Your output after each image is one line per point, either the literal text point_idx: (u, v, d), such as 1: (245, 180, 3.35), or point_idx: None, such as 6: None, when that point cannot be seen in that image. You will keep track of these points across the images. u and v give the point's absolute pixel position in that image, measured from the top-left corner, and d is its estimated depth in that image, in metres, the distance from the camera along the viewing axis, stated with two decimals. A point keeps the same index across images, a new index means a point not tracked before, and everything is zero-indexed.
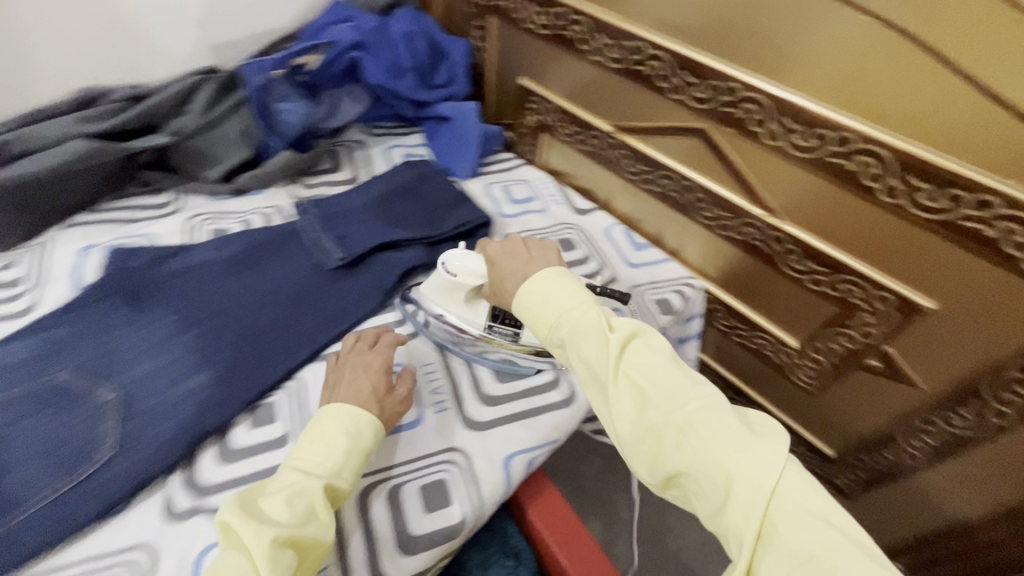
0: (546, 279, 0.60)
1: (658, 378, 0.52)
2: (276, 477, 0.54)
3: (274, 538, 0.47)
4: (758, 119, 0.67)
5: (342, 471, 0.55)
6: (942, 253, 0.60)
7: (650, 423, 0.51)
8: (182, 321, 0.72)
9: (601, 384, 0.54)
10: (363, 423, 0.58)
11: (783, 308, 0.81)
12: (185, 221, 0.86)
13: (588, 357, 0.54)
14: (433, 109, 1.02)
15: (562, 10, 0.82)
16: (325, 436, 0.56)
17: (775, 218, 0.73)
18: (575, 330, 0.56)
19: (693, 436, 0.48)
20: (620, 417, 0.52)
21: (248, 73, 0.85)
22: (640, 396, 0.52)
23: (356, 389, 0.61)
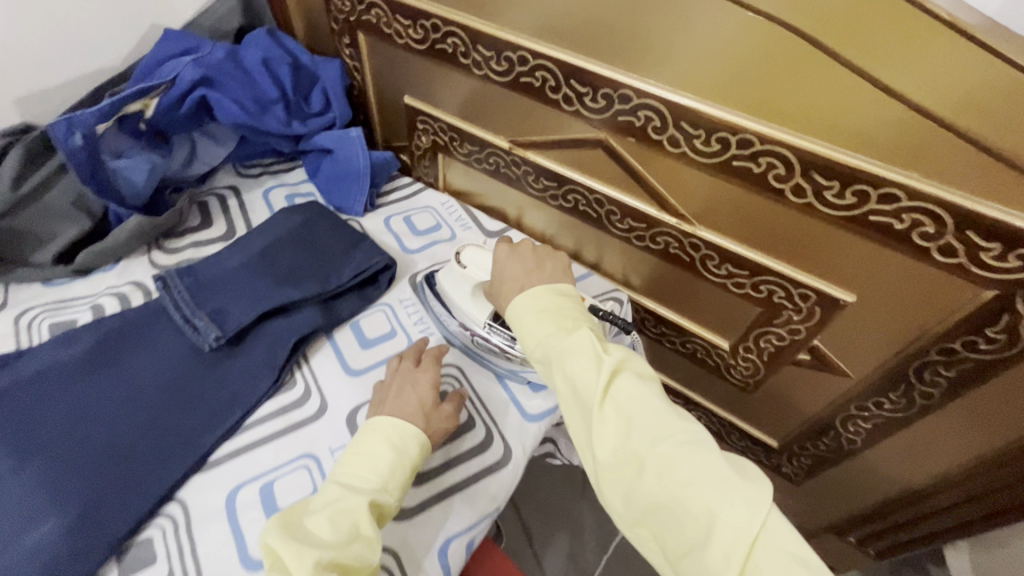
0: (543, 300, 0.63)
1: (644, 408, 0.52)
2: (323, 494, 0.54)
3: (320, 561, 0.47)
4: (659, 126, 0.63)
5: (387, 486, 0.55)
6: (856, 249, 0.58)
7: (632, 451, 0.50)
8: (18, 454, 0.59)
9: (585, 405, 0.54)
10: (409, 438, 0.59)
11: (710, 312, 0.78)
12: (16, 320, 0.71)
13: (573, 378, 0.55)
14: (311, 142, 0.90)
15: (435, 23, 0.73)
16: (371, 453, 0.57)
17: (689, 225, 0.69)
18: (566, 351, 0.57)
19: (674, 469, 0.48)
20: (602, 441, 0.52)
21: (58, 134, 0.68)
22: (626, 422, 0.52)
23: (403, 402, 0.62)
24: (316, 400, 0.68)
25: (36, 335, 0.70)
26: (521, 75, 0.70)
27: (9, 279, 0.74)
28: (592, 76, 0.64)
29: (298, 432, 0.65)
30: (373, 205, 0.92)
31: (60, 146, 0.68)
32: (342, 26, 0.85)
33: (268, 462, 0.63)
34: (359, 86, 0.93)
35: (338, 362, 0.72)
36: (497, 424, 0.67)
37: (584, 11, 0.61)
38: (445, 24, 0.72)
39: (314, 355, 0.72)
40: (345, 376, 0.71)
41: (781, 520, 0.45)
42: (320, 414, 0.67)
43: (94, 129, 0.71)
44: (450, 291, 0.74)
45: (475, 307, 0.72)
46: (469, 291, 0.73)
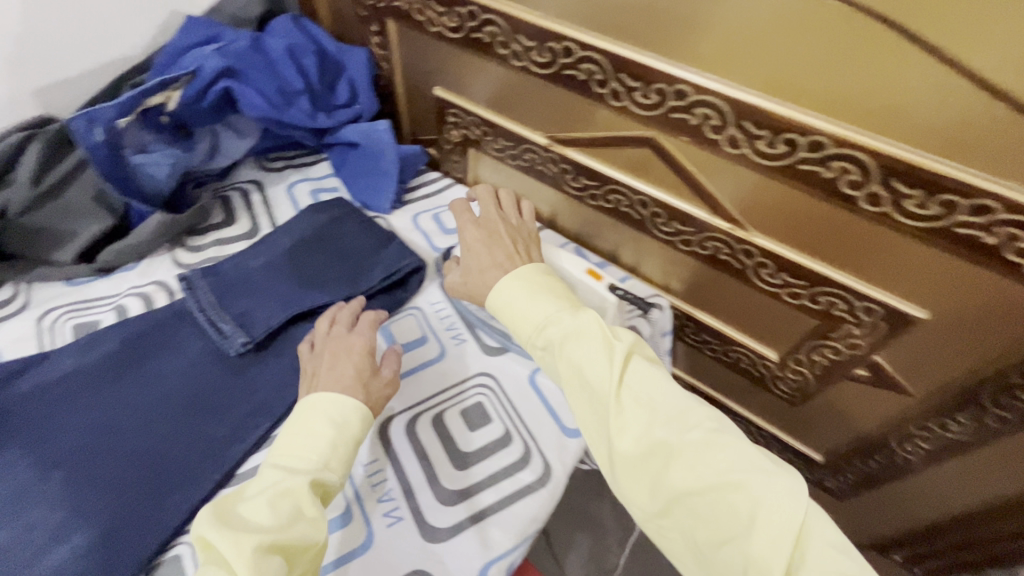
0: (535, 279, 0.64)
1: (660, 393, 0.53)
2: (259, 478, 0.52)
3: (259, 546, 0.45)
4: (717, 125, 0.58)
5: (329, 464, 0.53)
6: (933, 262, 0.54)
7: (659, 440, 0.50)
8: (41, 464, 0.57)
9: (600, 397, 0.53)
10: (348, 411, 0.57)
11: (758, 321, 0.74)
12: (37, 321, 0.69)
13: (585, 369, 0.55)
14: (337, 135, 0.86)
15: (472, 11, 0.69)
16: (310, 432, 0.55)
17: (742, 230, 0.65)
18: (575, 340, 0.56)
19: (709, 458, 0.48)
20: (622, 432, 0.51)
21: (81, 130, 0.66)
22: (648, 410, 0.52)
23: (339, 374, 0.59)
24: None
25: (58, 338, 0.68)
26: (564, 68, 0.66)
27: (29, 278, 0.72)
28: (644, 70, 0.59)
29: None
30: (401, 202, 0.88)
31: (81, 141, 0.66)
32: (370, 13, 0.81)
33: None
34: (386, 76, 0.88)
35: None
36: (536, 440, 0.63)
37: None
38: (483, 12, 0.68)
39: None
40: None
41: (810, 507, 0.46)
42: None
43: (116, 124, 0.69)
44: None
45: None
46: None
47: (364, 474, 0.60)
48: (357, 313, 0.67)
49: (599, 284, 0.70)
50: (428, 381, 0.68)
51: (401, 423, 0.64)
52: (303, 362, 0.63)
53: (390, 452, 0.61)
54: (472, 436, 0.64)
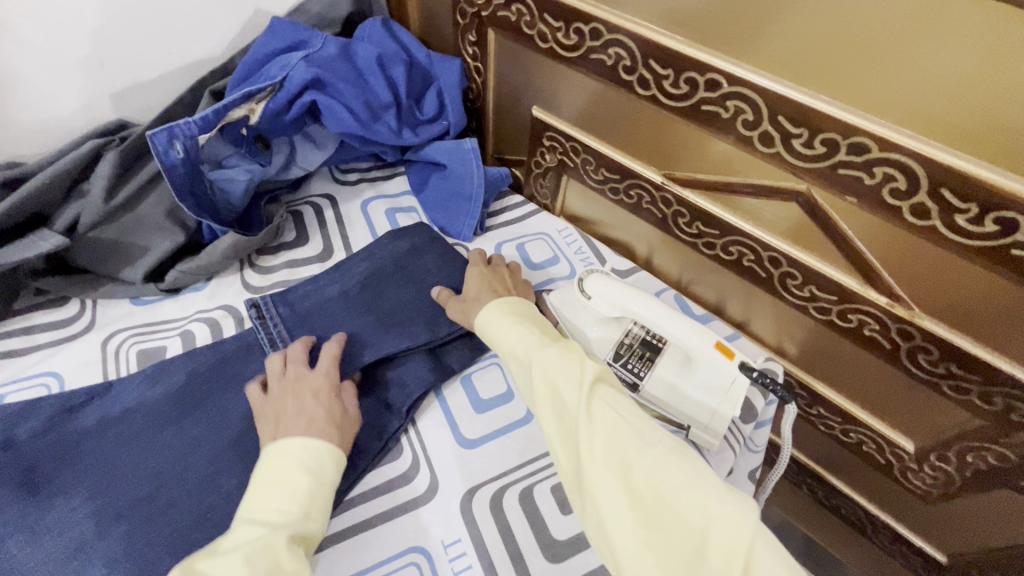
0: (514, 305, 0.60)
1: (626, 407, 0.46)
2: (230, 535, 0.44)
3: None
4: (903, 190, 0.48)
5: (309, 512, 0.47)
6: None
7: (618, 451, 0.44)
8: (102, 516, 0.52)
9: (568, 409, 0.47)
10: (323, 455, 0.51)
11: (897, 407, 0.63)
12: (103, 345, 0.64)
13: (556, 380, 0.49)
14: (422, 154, 0.80)
15: (596, 28, 0.60)
16: (282, 479, 0.48)
17: (904, 310, 0.55)
18: (551, 351, 0.51)
19: (668, 469, 0.42)
20: (584, 442, 0.45)
21: (160, 146, 0.62)
22: (610, 420, 0.45)
23: (308, 417, 0.53)
24: (425, 475, 0.58)
25: (123, 366, 0.63)
26: (704, 102, 0.56)
27: (96, 296, 0.67)
28: (812, 116, 0.49)
29: (405, 516, 0.56)
30: (483, 228, 0.80)
31: (160, 159, 0.62)
32: (469, 21, 0.73)
33: (372, 552, 0.53)
34: (477, 90, 0.81)
35: (449, 429, 0.61)
36: None
37: (823, 31, 0.46)
38: (610, 32, 0.59)
39: (421, 417, 0.62)
40: (457, 448, 0.60)
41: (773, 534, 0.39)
42: (431, 495, 0.57)
43: (196, 140, 0.65)
44: (567, 316, 0.64)
45: (596, 340, 0.63)
46: (586, 323, 0.63)
47: (448, 557, 0.53)
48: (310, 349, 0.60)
49: (730, 363, 0.57)
50: (515, 448, 0.60)
51: (486, 497, 0.57)
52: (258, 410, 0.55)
53: (476, 535, 0.54)
54: (565, 521, 0.56)
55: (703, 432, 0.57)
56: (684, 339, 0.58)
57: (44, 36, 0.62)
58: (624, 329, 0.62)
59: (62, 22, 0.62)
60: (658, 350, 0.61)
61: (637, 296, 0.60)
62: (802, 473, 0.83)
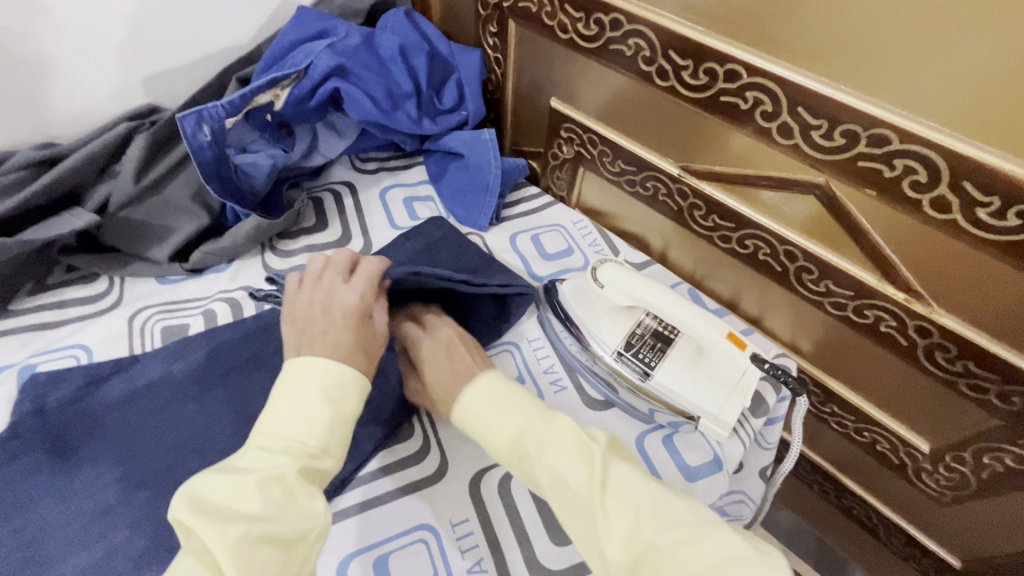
0: (486, 390, 0.52)
1: (645, 493, 0.44)
2: (243, 458, 0.44)
3: (245, 538, 0.38)
4: (924, 183, 0.47)
5: (325, 448, 0.45)
6: None
7: (646, 545, 0.41)
8: (125, 482, 0.54)
9: (582, 507, 0.44)
10: (345, 383, 0.48)
11: (914, 406, 0.63)
12: (129, 320, 0.66)
13: (562, 473, 0.45)
14: (440, 143, 0.81)
15: (616, 19, 0.60)
16: (299, 407, 0.46)
17: (922, 306, 0.54)
18: (547, 441, 0.48)
19: (703, 558, 0.39)
20: (610, 539, 0.42)
21: (188, 130, 0.64)
22: (632, 513, 0.43)
23: (333, 337, 0.50)
24: (436, 456, 0.59)
25: (148, 341, 0.65)
26: (723, 94, 0.56)
27: (123, 274, 0.69)
28: (833, 107, 0.49)
29: (415, 494, 0.57)
30: (499, 217, 0.81)
31: (188, 142, 0.64)
32: (491, 12, 0.74)
33: (382, 527, 0.54)
34: (496, 81, 0.82)
35: None
36: None
37: (848, 21, 0.46)
38: (631, 22, 0.59)
39: None
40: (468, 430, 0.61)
41: None
42: (440, 476, 0.58)
43: (222, 124, 0.67)
44: (579, 306, 0.64)
45: (607, 329, 0.62)
46: (599, 312, 0.63)
47: (455, 536, 0.54)
48: (352, 264, 0.58)
49: (742, 355, 0.57)
50: None
51: (495, 479, 0.58)
52: (290, 317, 0.54)
53: (485, 514, 0.55)
54: None
55: (713, 423, 0.58)
56: (697, 329, 0.58)
57: (83, 21, 0.64)
58: (636, 320, 0.62)
59: (99, 7, 0.64)
60: (669, 341, 0.61)
61: (651, 287, 0.59)
62: (813, 472, 0.83)
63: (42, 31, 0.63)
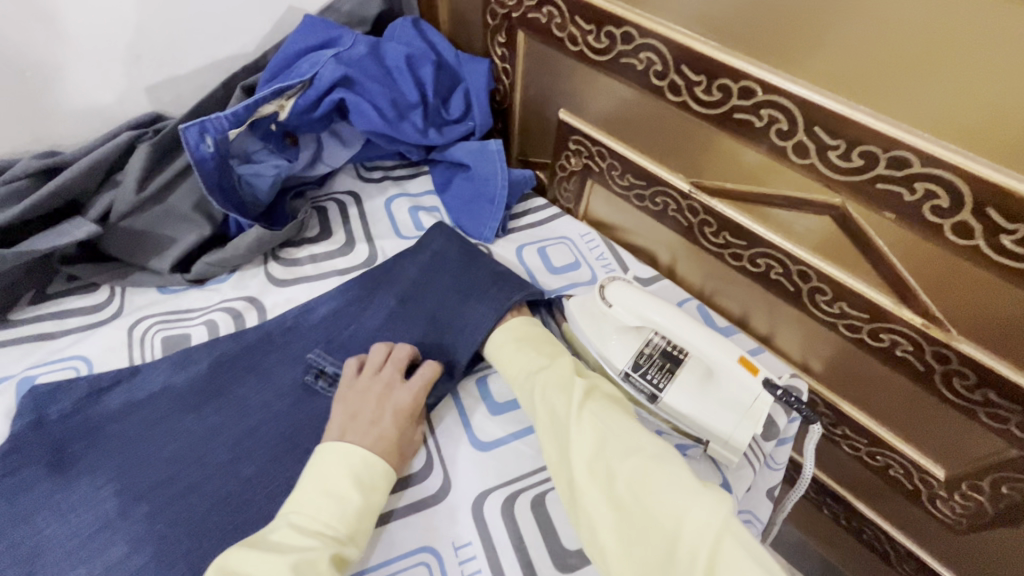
0: (515, 330, 0.63)
1: (615, 423, 0.51)
2: (277, 537, 0.47)
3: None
4: (945, 208, 0.46)
5: (349, 532, 0.48)
6: None
7: (604, 462, 0.49)
8: (125, 496, 0.53)
9: (560, 423, 0.52)
10: (378, 477, 0.52)
11: (929, 431, 0.61)
12: (129, 331, 0.65)
13: (550, 397, 0.54)
14: (446, 153, 0.80)
15: (628, 32, 0.59)
16: (332, 490, 0.50)
17: (939, 331, 0.53)
18: (548, 371, 0.56)
19: (647, 476, 0.46)
20: (577, 452, 0.50)
21: (191, 140, 0.63)
22: (600, 436, 0.50)
23: (377, 432, 0.54)
24: (439, 474, 0.58)
25: (148, 352, 0.64)
26: (736, 110, 0.55)
27: (125, 283, 0.68)
28: (851, 128, 0.48)
29: (417, 515, 0.55)
30: (505, 230, 0.80)
31: (191, 154, 0.63)
32: (500, 22, 0.73)
33: (382, 550, 0.53)
34: (504, 91, 0.81)
35: (464, 430, 0.61)
36: None
37: (868, 40, 0.44)
38: (642, 35, 0.58)
39: (436, 418, 0.62)
40: (472, 450, 0.60)
41: (743, 533, 0.42)
42: (443, 495, 0.57)
43: (226, 135, 0.66)
44: (586, 323, 0.63)
45: (614, 349, 0.61)
46: (607, 331, 0.62)
47: (457, 560, 0.53)
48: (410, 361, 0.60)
49: (755, 380, 0.56)
50: (529, 452, 0.60)
51: (498, 500, 0.56)
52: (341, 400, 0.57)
53: (488, 537, 0.54)
54: (577, 530, 0.55)
55: (723, 448, 0.57)
56: (707, 351, 0.57)
57: (88, 28, 0.64)
58: (645, 339, 0.60)
59: (104, 14, 0.64)
60: (679, 361, 0.59)
61: (657, 305, 0.59)
62: (821, 492, 0.81)
63: (47, 37, 0.62)
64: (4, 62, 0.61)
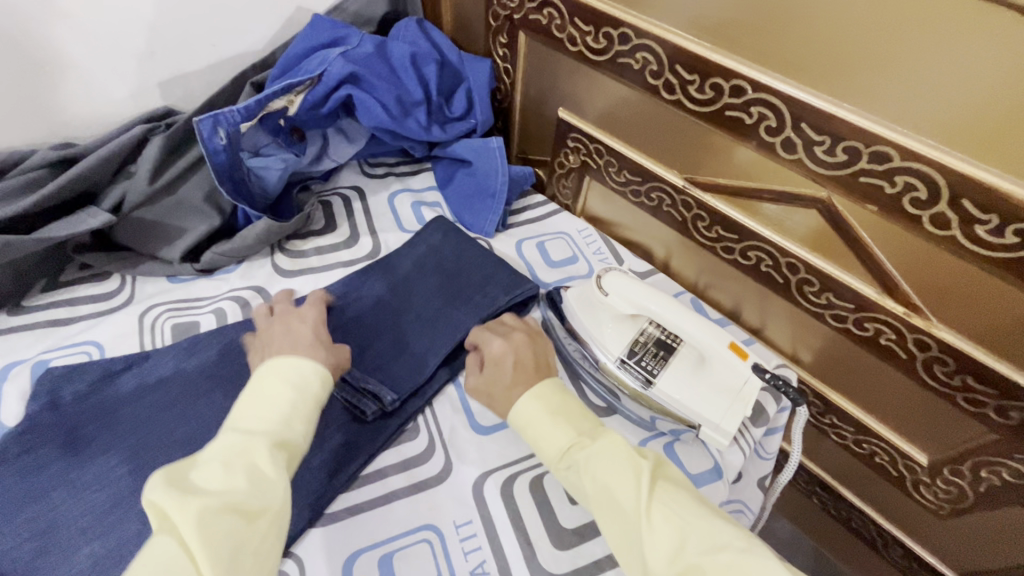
0: (544, 393, 0.57)
1: (694, 515, 0.45)
2: (214, 441, 0.44)
3: (207, 509, 0.39)
4: (924, 200, 0.48)
5: (289, 422, 0.47)
6: None
7: (689, 563, 0.42)
8: (138, 474, 0.55)
9: (623, 515, 0.46)
10: (306, 370, 0.51)
11: (913, 418, 0.63)
12: (140, 318, 0.67)
13: (609, 484, 0.48)
14: (448, 150, 0.82)
15: (625, 33, 0.62)
16: (267, 393, 0.49)
17: (922, 320, 0.55)
18: (597, 449, 0.51)
19: None
20: (656, 552, 0.43)
21: (203, 133, 0.65)
22: (679, 530, 0.44)
23: (293, 338, 0.55)
24: (442, 456, 0.60)
25: (158, 338, 0.66)
26: (728, 108, 0.57)
27: (136, 273, 0.70)
28: (836, 124, 0.50)
29: (420, 495, 0.57)
30: (505, 225, 0.82)
31: (204, 145, 0.66)
32: (501, 23, 0.76)
33: (387, 527, 0.55)
34: (505, 91, 0.83)
35: (465, 415, 0.63)
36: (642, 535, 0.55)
37: (851, 41, 0.47)
38: (639, 36, 0.61)
39: (438, 403, 0.64)
40: (474, 434, 0.62)
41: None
42: (445, 476, 0.59)
43: (237, 128, 0.69)
44: (583, 312, 0.65)
45: (610, 337, 0.63)
46: (602, 320, 0.64)
47: (459, 537, 0.55)
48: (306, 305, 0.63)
49: (744, 365, 0.58)
50: None
51: (498, 481, 0.58)
52: (251, 346, 0.60)
53: (489, 515, 0.56)
54: (574, 511, 0.57)
55: (714, 431, 0.58)
56: (700, 340, 0.59)
57: (104, 25, 0.66)
58: (639, 328, 0.63)
59: (119, 12, 0.66)
60: (672, 350, 0.62)
61: (654, 296, 0.60)
62: (812, 482, 0.83)
63: (64, 34, 0.65)
64: (22, 56, 0.63)
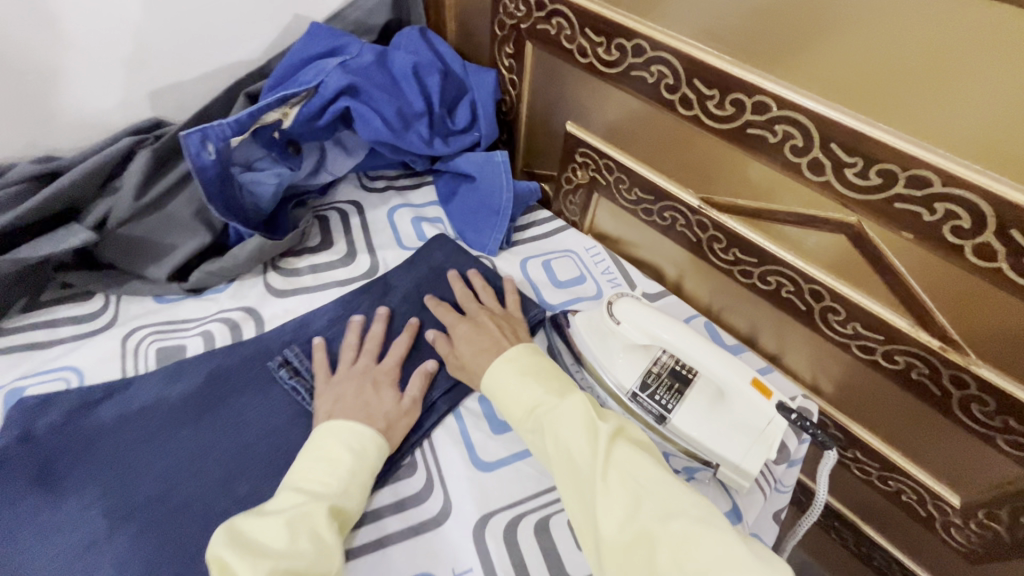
0: (519, 358, 0.58)
1: (650, 481, 0.45)
2: (274, 500, 0.48)
3: (274, 572, 0.41)
4: (967, 229, 0.45)
5: (347, 489, 0.50)
6: None
7: (640, 527, 0.43)
8: (113, 515, 0.51)
9: (583, 477, 0.47)
10: (367, 441, 0.53)
11: (946, 458, 0.59)
12: (123, 341, 0.64)
13: (568, 445, 0.48)
14: (450, 164, 0.79)
15: (639, 45, 0.58)
16: (327, 454, 0.51)
17: (959, 355, 0.51)
18: (561, 410, 0.51)
19: (692, 550, 0.40)
20: (608, 515, 0.44)
21: (192, 147, 0.62)
22: (633, 494, 0.44)
23: (360, 404, 0.56)
24: (440, 495, 0.56)
25: (141, 363, 0.62)
26: (750, 125, 0.54)
27: (121, 292, 0.67)
28: (869, 145, 0.46)
29: (416, 538, 0.53)
30: (509, 242, 0.78)
31: (192, 160, 0.62)
32: (508, 32, 0.73)
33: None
34: (510, 102, 0.80)
35: (465, 449, 0.59)
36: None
37: (885, 56, 0.43)
38: (654, 48, 0.57)
39: (436, 436, 0.60)
40: (475, 471, 0.58)
41: None
42: (443, 518, 0.55)
43: (228, 142, 0.65)
44: (593, 340, 0.61)
45: (621, 367, 0.59)
46: (613, 348, 0.60)
47: None
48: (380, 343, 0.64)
49: (767, 403, 0.54)
50: (534, 473, 0.58)
51: (501, 523, 0.54)
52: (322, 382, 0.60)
53: (490, 563, 0.52)
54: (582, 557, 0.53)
55: (733, 472, 0.54)
56: (719, 374, 0.55)
57: (91, 33, 0.63)
58: (652, 357, 0.59)
59: (106, 19, 0.63)
60: (687, 382, 0.58)
61: (669, 326, 0.56)
62: (831, 516, 0.78)
63: (48, 42, 0.61)
64: (4, 66, 0.60)
